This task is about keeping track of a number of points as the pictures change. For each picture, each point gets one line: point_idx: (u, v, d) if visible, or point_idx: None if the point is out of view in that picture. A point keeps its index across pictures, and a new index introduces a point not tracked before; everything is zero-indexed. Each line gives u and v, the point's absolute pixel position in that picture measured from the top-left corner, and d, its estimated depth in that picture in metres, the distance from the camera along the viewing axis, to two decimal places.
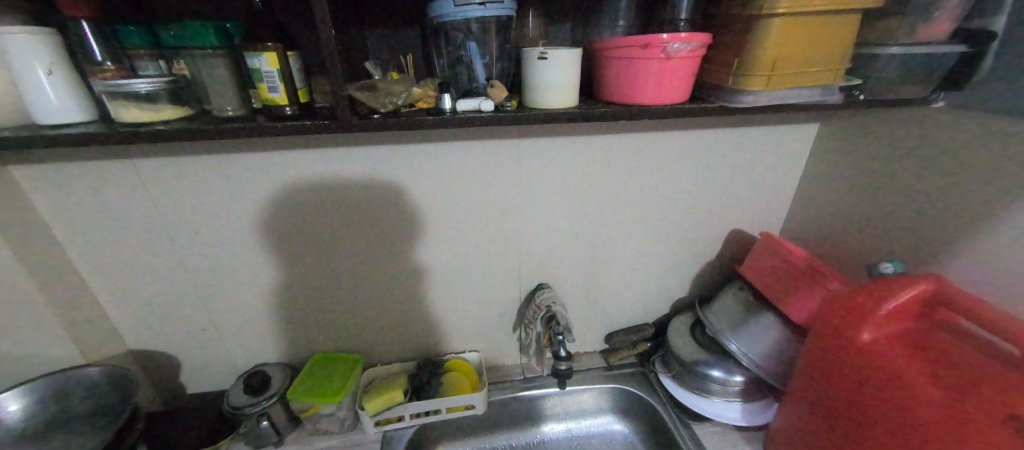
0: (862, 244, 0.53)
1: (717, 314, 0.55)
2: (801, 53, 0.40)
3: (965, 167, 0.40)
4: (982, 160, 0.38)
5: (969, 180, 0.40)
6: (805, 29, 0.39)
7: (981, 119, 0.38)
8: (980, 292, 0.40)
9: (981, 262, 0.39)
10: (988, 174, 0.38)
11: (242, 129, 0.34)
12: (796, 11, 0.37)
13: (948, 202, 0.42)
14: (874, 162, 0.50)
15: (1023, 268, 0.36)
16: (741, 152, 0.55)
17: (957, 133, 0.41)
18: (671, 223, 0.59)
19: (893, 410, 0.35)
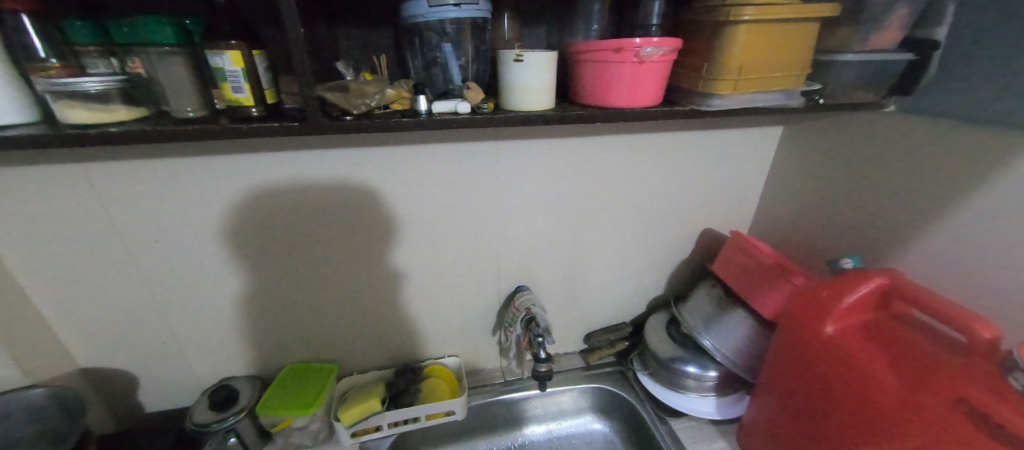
0: (825, 241, 0.56)
1: (691, 311, 0.56)
2: (765, 59, 0.41)
3: (916, 167, 0.42)
4: (930, 161, 0.41)
5: (918, 179, 0.42)
6: (767, 36, 0.40)
7: (928, 123, 0.41)
8: (930, 284, 0.43)
9: (931, 256, 0.42)
10: (936, 175, 0.41)
11: (204, 131, 0.32)
12: (760, 19, 0.38)
13: (901, 201, 0.45)
14: (834, 162, 0.53)
15: (968, 261, 0.39)
16: (711, 153, 0.57)
17: (907, 137, 0.43)
18: (646, 223, 0.60)
19: (857, 399, 0.37)
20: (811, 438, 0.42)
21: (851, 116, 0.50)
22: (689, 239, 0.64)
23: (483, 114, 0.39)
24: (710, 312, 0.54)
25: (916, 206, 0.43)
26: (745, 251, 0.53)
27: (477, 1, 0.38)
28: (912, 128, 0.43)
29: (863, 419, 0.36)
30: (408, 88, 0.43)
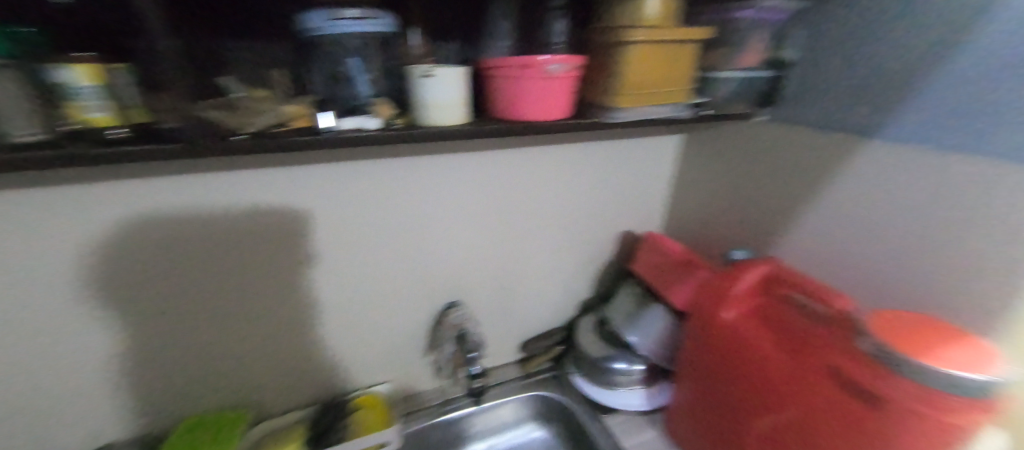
0: (720, 235, 0.63)
1: (616, 310, 0.60)
2: (657, 76, 0.46)
3: (788, 165, 0.51)
4: (797, 160, 0.50)
5: (789, 176, 0.51)
6: (657, 55, 0.44)
7: (790, 129, 0.50)
8: (802, 262, 0.52)
9: (805, 236, 0.51)
10: (803, 171, 0.49)
11: (60, 160, 0.25)
12: (649, 39, 0.42)
13: (778, 195, 0.53)
14: (723, 167, 0.60)
15: (831, 239, 0.48)
16: (622, 162, 0.61)
17: (778, 140, 0.51)
18: (572, 230, 0.63)
19: (754, 373, 0.42)
20: (719, 414, 0.47)
21: (734, 126, 0.57)
22: (612, 242, 0.68)
23: (398, 130, 0.38)
24: (633, 309, 0.58)
25: (794, 201, 0.51)
26: (658, 250, 0.58)
27: (381, 16, 0.37)
28: (783, 135, 0.51)
29: (760, 392, 0.42)
30: (311, 105, 0.40)
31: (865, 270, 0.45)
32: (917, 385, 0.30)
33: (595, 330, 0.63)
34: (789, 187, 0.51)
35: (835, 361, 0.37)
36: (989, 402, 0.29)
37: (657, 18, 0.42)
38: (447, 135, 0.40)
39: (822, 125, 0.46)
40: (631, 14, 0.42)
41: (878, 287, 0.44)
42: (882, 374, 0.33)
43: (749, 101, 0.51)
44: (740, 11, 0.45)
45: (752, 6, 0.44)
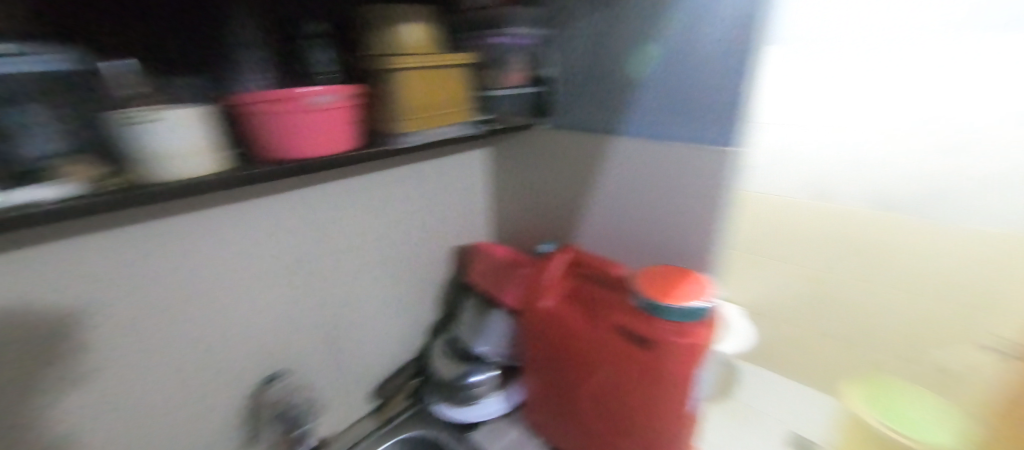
0: (525, 233, 0.70)
1: (465, 327, 0.61)
2: (438, 98, 0.48)
3: (569, 165, 0.59)
4: (574, 160, 0.58)
5: (569, 174, 0.60)
6: (432, 79, 0.46)
7: (563, 135, 0.59)
8: (587, 243, 0.62)
9: (588, 223, 0.60)
10: (575, 168, 0.59)
11: None
12: (420, 66, 0.45)
13: (562, 192, 0.61)
14: (521, 173, 0.66)
15: (603, 220, 0.59)
16: (432, 182, 0.61)
17: (557, 145, 0.60)
18: (396, 259, 0.60)
19: (574, 348, 0.48)
20: (559, 394, 0.51)
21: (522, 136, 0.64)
22: (444, 260, 0.68)
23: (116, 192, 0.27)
24: (477, 320, 0.59)
25: (576, 195, 0.60)
26: (487, 257, 0.61)
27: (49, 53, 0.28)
28: (558, 141, 0.59)
29: (580, 363, 0.48)
30: None
31: (629, 238, 0.57)
32: (688, 320, 0.42)
33: (447, 351, 0.62)
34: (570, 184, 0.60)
35: (620, 319, 0.45)
36: (704, 316, 0.43)
37: (422, 43, 0.45)
38: (248, 177, 0.34)
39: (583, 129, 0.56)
40: (396, 43, 0.44)
41: (636, 253, 0.56)
42: (651, 318, 0.43)
43: (523, 113, 0.58)
44: (496, 38, 0.54)
45: (502, 34, 0.54)
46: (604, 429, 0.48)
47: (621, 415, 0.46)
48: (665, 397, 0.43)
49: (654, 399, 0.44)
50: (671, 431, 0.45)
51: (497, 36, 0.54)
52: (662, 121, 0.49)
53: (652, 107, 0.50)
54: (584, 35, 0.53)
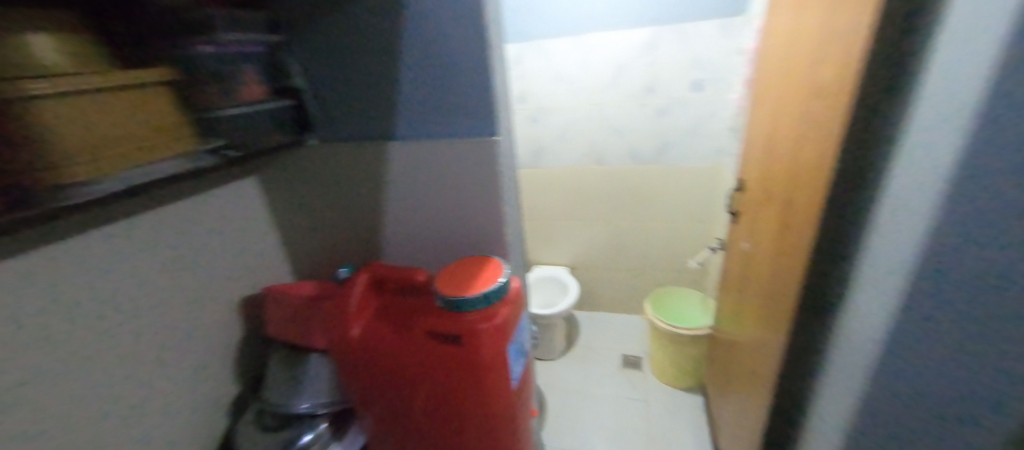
0: (331, 256, 0.64)
1: (273, 386, 0.52)
2: (120, 128, 0.34)
3: (352, 179, 0.56)
4: (357, 173, 0.55)
5: (354, 187, 0.56)
6: (96, 104, 0.32)
7: (338, 148, 0.55)
8: (394, 253, 0.60)
9: (387, 233, 0.58)
10: (359, 180, 0.56)
11: None
12: (65, 88, 0.30)
13: (354, 207, 0.58)
14: (301, 195, 0.60)
15: (400, 227, 0.57)
16: (175, 235, 0.48)
17: (334, 161, 0.56)
18: (141, 346, 0.45)
19: (393, 366, 0.46)
20: (396, 415, 0.49)
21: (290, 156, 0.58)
22: (224, 320, 0.56)
23: None
24: (290, 374, 0.52)
25: (359, 208, 0.57)
26: (285, 300, 0.53)
27: None
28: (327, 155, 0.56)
29: (407, 377, 0.46)
30: None
31: (424, 240, 0.57)
32: (517, 285, 0.47)
33: (261, 424, 0.52)
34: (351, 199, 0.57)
35: (426, 323, 0.44)
36: (501, 294, 0.43)
37: (66, 65, 0.31)
38: None
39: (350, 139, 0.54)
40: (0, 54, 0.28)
41: (439, 252, 0.57)
42: (454, 314, 0.42)
43: (278, 131, 0.50)
44: (200, 46, 0.40)
45: (209, 40, 0.41)
46: (451, 434, 0.47)
47: (458, 415, 0.45)
48: (487, 383, 0.43)
49: (479, 389, 0.44)
50: (506, 409, 0.46)
51: (202, 43, 0.41)
52: (421, 122, 0.50)
53: (412, 109, 0.50)
54: (331, 41, 0.49)
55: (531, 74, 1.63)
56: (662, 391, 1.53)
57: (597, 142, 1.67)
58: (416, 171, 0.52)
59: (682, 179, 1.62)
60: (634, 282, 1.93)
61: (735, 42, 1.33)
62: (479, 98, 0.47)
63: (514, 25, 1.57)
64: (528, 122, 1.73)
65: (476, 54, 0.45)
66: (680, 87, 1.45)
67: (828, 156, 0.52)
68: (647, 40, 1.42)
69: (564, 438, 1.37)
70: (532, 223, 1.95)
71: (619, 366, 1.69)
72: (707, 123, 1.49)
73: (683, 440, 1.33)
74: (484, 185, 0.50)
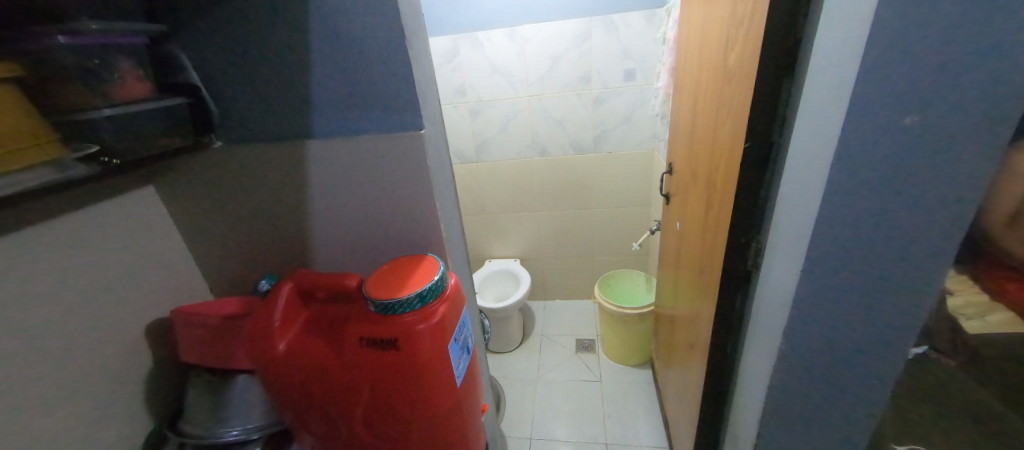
0: (248, 267, 0.59)
1: (194, 418, 0.47)
2: None
3: (266, 181, 0.52)
4: (271, 174, 0.51)
5: (269, 190, 0.52)
6: None
7: (249, 148, 0.51)
8: (320, 258, 0.56)
9: (309, 237, 0.55)
10: (273, 182, 0.52)
11: None
12: None
13: (270, 212, 0.54)
14: (210, 204, 0.54)
15: (322, 230, 0.54)
16: (57, 255, 0.42)
17: (244, 162, 0.51)
18: (23, 386, 0.39)
19: (328, 380, 0.43)
20: (339, 429, 0.47)
21: (193, 160, 0.52)
22: (126, 350, 0.49)
23: None
24: (213, 402, 0.47)
25: (280, 215, 0.53)
26: (200, 323, 0.48)
27: None
28: (240, 158, 0.51)
29: (344, 389, 0.43)
30: None
31: (354, 243, 0.54)
32: (454, 285, 0.45)
33: None
34: (269, 205, 0.53)
35: (358, 331, 0.40)
36: (438, 291, 0.41)
37: None
38: None
39: (262, 140, 0.50)
40: None
41: (366, 253, 0.55)
42: (389, 318, 0.39)
43: (171, 133, 0.46)
44: (56, 37, 0.35)
45: (69, 30, 0.36)
46: (398, 441, 0.45)
47: (403, 421, 0.43)
48: (430, 385, 0.41)
49: (422, 393, 0.41)
50: (453, 408, 0.44)
51: (58, 34, 0.35)
52: (339, 119, 0.47)
53: (328, 104, 0.47)
54: (230, 31, 0.45)
55: (469, 66, 1.62)
56: (615, 368, 1.62)
57: (540, 132, 1.71)
58: (340, 171, 0.49)
59: (620, 164, 1.72)
60: (584, 266, 2.02)
61: (658, 34, 1.44)
62: (401, 91, 0.45)
63: (447, 17, 1.55)
64: (470, 115, 1.72)
65: (393, 44, 0.43)
66: (613, 76, 1.55)
67: (740, 127, 0.61)
68: (580, 31, 1.49)
69: (527, 425, 1.40)
70: (482, 217, 1.95)
71: (575, 349, 1.76)
72: (638, 110, 1.59)
73: (636, 409, 1.42)
74: (412, 181, 0.49)
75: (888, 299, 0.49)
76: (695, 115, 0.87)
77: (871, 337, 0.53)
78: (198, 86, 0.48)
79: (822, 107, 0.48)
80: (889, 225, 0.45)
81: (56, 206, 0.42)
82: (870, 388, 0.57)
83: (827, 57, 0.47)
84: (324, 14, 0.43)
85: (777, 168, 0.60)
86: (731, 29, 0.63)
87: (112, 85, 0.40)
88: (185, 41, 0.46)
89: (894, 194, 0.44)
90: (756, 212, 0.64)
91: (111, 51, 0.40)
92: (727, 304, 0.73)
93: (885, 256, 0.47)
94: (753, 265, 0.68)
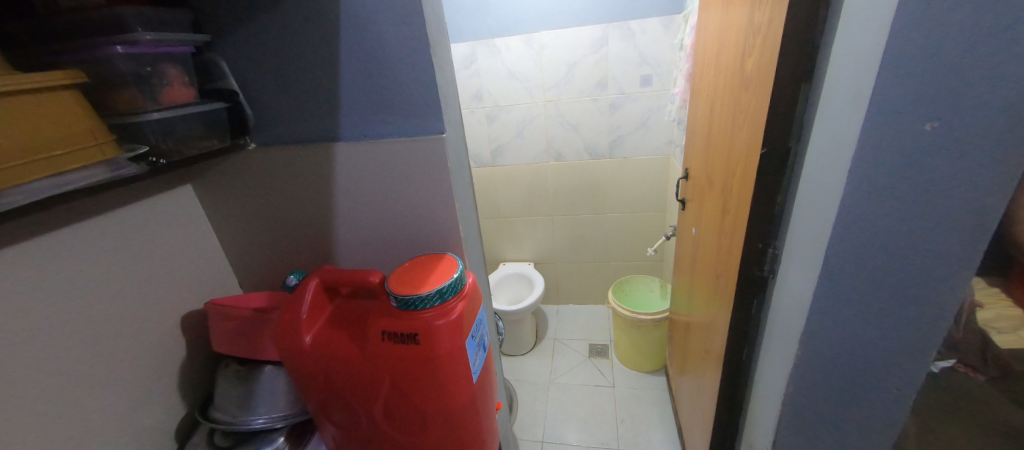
0: (275, 264, 0.61)
1: (223, 405, 0.50)
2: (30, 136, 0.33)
3: (295, 182, 0.54)
4: (300, 174, 0.54)
5: (297, 191, 0.55)
6: (16, 109, 0.32)
7: (279, 151, 0.53)
8: (343, 255, 0.58)
9: (333, 236, 0.57)
10: (301, 183, 0.54)
11: None
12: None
13: (297, 212, 0.56)
14: (242, 203, 0.57)
15: (345, 229, 0.56)
16: (108, 248, 0.46)
17: (275, 164, 0.54)
18: (79, 365, 0.43)
19: (349, 373, 0.45)
20: (358, 420, 0.48)
21: (229, 161, 0.55)
22: (166, 337, 0.53)
23: None
24: (241, 391, 0.49)
25: (305, 213, 0.56)
26: (231, 315, 0.51)
27: None
28: (271, 158, 0.54)
29: (365, 383, 0.45)
30: None
31: (375, 242, 0.56)
32: (471, 283, 0.46)
33: (211, 443, 0.49)
34: (295, 204, 0.56)
35: (380, 325, 0.42)
36: (457, 289, 0.42)
37: None
38: None
39: (292, 142, 0.53)
40: None
41: (387, 251, 0.57)
42: (409, 313, 0.41)
43: (212, 135, 0.49)
44: (114, 47, 0.39)
45: (125, 41, 0.39)
46: (416, 433, 0.46)
47: (421, 414, 0.44)
48: (447, 380, 0.42)
49: (439, 387, 0.43)
50: (469, 404, 0.45)
51: (116, 45, 0.39)
52: (365, 124, 0.50)
53: (354, 108, 0.49)
54: (266, 39, 0.48)
55: (487, 72, 1.65)
56: (628, 374, 1.61)
57: (555, 137, 1.72)
58: (364, 173, 0.52)
59: (635, 169, 1.71)
60: (597, 271, 2.01)
61: (675, 40, 1.44)
62: (424, 96, 0.47)
63: (465, 24, 1.58)
64: (487, 120, 1.75)
65: (419, 52, 0.45)
66: (630, 81, 1.55)
67: (756, 133, 0.61)
68: (597, 37, 1.50)
69: (539, 428, 1.40)
70: (497, 220, 1.97)
71: (588, 354, 1.75)
72: (655, 115, 1.59)
73: (649, 416, 1.40)
74: (433, 182, 0.50)
75: (909, 308, 0.49)
76: (711, 121, 0.87)
77: (891, 345, 0.52)
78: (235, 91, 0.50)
79: (839, 112, 0.48)
80: (909, 231, 0.45)
81: (105, 201, 0.46)
82: (891, 399, 0.55)
83: (844, 63, 0.47)
84: (355, 25, 0.45)
85: (795, 174, 0.60)
86: (749, 35, 0.64)
87: (160, 90, 0.43)
88: (225, 51, 0.50)
89: (913, 201, 0.43)
90: (773, 218, 0.64)
91: (163, 59, 0.44)
92: (743, 311, 0.73)
93: (906, 262, 0.46)
94: (770, 271, 0.68)
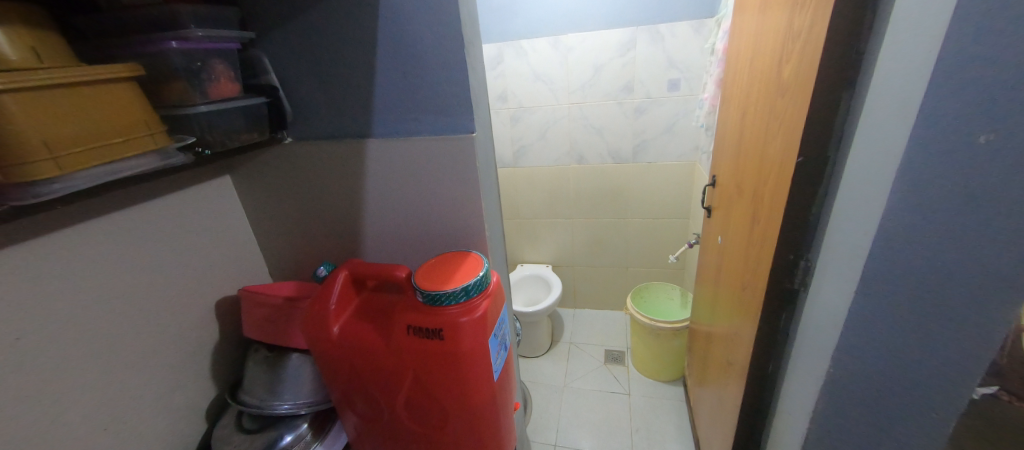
0: (307, 255, 0.63)
1: (251, 388, 0.52)
2: (97, 124, 0.35)
3: (328, 176, 0.56)
4: (332, 169, 0.55)
5: (330, 185, 0.57)
6: (82, 99, 0.34)
7: (314, 145, 0.55)
8: (371, 249, 0.60)
9: (363, 230, 0.59)
10: (334, 177, 0.56)
11: None
12: (62, 80, 0.33)
13: (329, 205, 0.58)
14: (277, 195, 0.59)
15: (374, 224, 0.58)
16: (153, 232, 0.49)
17: (309, 158, 0.56)
18: (122, 342, 0.45)
19: (372, 365, 0.46)
20: (379, 411, 0.49)
21: (266, 154, 0.57)
22: (203, 320, 0.56)
23: None
24: (269, 376, 0.51)
25: (337, 208, 0.58)
26: (264, 302, 0.53)
27: None
28: (306, 152, 0.56)
29: (388, 375, 0.46)
30: None
31: (404, 237, 0.57)
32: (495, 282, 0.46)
33: (238, 425, 0.51)
34: (328, 198, 0.57)
35: (405, 319, 0.43)
36: (482, 287, 0.42)
37: (23, 58, 0.31)
38: None
39: (327, 137, 0.54)
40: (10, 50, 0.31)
41: (414, 247, 0.58)
42: (435, 308, 0.41)
43: (252, 128, 0.51)
44: (170, 42, 0.41)
45: (179, 36, 0.41)
46: (435, 427, 0.47)
47: (442, 408, 0.45)
48: (469, 377, 0.43)
49: (460, 383, 0.43)
50: (489, 402, 0.46)
51: (171, 40, 0.41)
52: (399, 122, 0.51)
53: (389, 107, 0.50)
54: (308, 37, 0.49)
55: (512, 73, 1.66)
56: (644, 382, 1.58)
57: (578, 140, 1.72)
58: (396, 169, 0.53)
59: (658, 174, 1.69)
60: (615, 277, 1.99)
61: (706, 44, 1.41)
62: (458, 95, 0.48)
63: (494, 25, 1.60)
64: (510, 121, 1.76)
65: (456, 51, 0.46)
66: (656, 86, 1.53)
67: (791, 141, 0.59)
68: (625, 40, 1.49)
69: (552, 431, 1.39)
70: (516, 221, 1.98)
71: (603, 360, 1.73)
72: (681, 121, 1.57)
73: (665, 427, 1.37)
74: (463, 180, 0.51)
75: (956, 329, 0.46)
76: (742, 128, 0.85)
77: (933, 368, 0.49)
78: (277, 87, 0.52)
79: (884, 122, 0.46)
80: (957, 250, 0.43)
81: (152, 189, 0.48)
82: (931, 425, 0.52)
83: (890, 71, 0.45)
84: (395, 25, 0.46)
85: (832, 185, 0.58)
86: (787, 40, 0.62)
87: (208, 84, 0.45)
88: (269, 49, 0.52)
89: (963, 217, 0.41)
90: (807, 229, 0.62)
91: (212, 54, 0.46)
92: (771, 324, 0.71)
93: (953, 281, 0.44)
94: (801, 284, 0.66)
